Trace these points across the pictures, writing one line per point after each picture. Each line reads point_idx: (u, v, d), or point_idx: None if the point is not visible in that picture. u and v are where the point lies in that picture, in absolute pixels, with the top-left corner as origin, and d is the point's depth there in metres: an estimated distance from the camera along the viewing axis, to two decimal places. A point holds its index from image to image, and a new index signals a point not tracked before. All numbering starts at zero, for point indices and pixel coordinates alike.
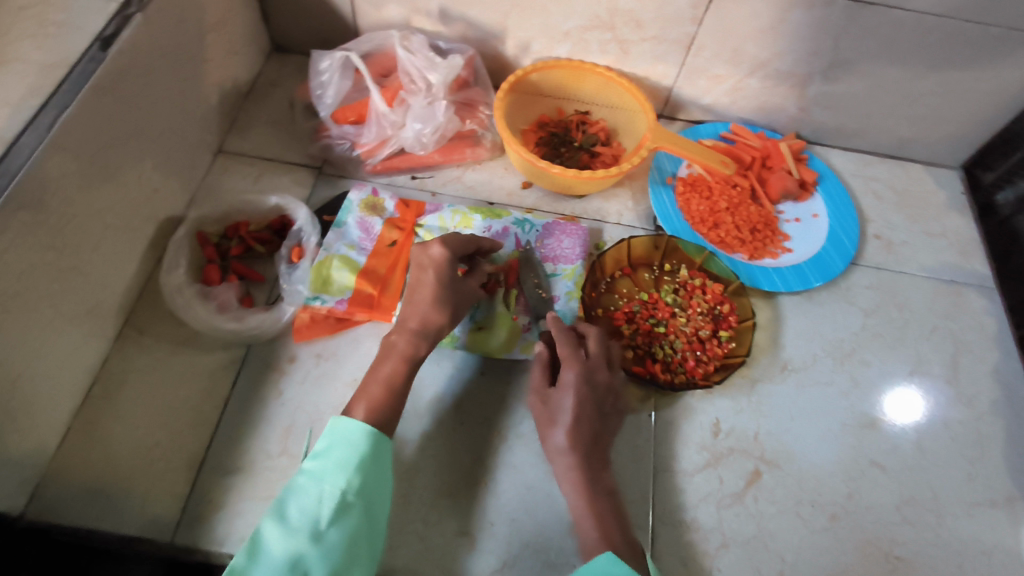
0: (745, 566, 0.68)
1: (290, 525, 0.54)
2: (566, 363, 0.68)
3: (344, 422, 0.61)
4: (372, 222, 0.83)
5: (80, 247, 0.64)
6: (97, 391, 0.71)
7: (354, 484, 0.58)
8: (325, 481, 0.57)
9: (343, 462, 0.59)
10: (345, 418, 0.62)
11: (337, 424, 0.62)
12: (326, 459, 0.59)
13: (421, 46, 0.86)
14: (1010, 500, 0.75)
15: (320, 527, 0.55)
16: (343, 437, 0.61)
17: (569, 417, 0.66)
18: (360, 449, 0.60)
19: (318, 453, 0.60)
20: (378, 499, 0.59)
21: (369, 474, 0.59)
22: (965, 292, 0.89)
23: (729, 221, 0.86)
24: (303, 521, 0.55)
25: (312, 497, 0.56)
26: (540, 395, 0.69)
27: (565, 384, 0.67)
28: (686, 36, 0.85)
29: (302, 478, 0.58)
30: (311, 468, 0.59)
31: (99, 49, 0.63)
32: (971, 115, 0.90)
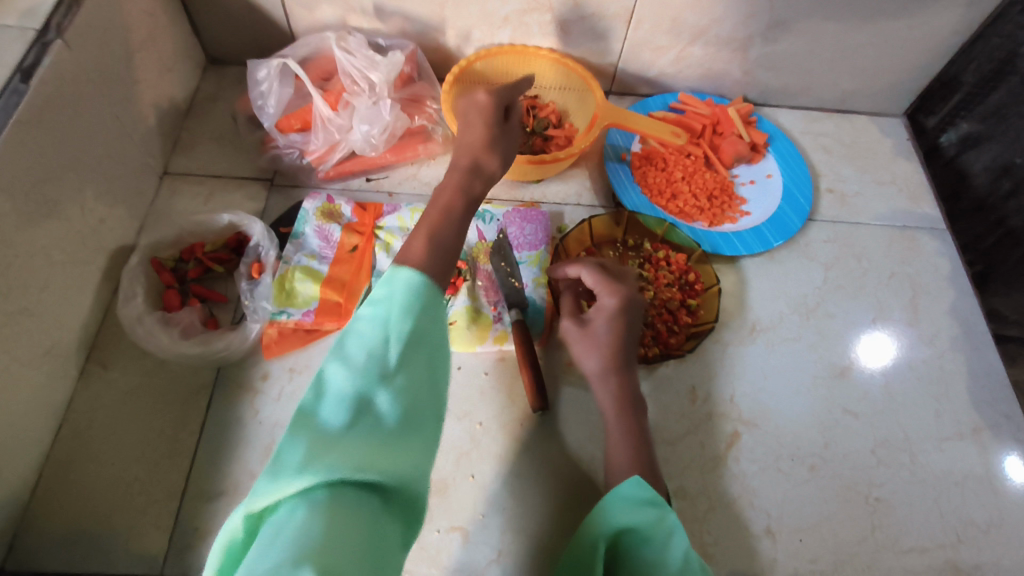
0: (733, 526, 0.70)
1: (357, 360, 0.47)
2: (604, 289, 0.69)
3: None
4: (330, 230, 0.81)
5: (27, 287, 0.62)
6: (67, 432, 0.70)
7: (405, 322, 0.49)
8: (391, 323, 0.49)
9: (406, 307, 0.50)
10: (405, 267, 0.53)
11: (396, 272, 0.52)
12: (386, 304, 0.50)
13: (359, 45, 0.85)
14: (976, 431, 0.78)
15: (391, 366, 0.47)
16: (403, 287, 0.51)
17: (613, 338, 0.67)
18: (420, 299, 0.51)
19: (377, 299, 0.50)
20: (437, 335, 0.52)
21: (427, 318, 0.51)
22: (918, 235, 0.91)
23: (685, 190, 0.87)
24: (372, 360, 0.47)
25: (370, 327, 0.48)
26: (575, 322, 0.69)
27: (607, 308, 0.67)
28: (625, 10, 0.84)
29: (358, 321, 0.49)
30: (367, 311, 0.50)
31: (20, 81, 0.60)
32: (907, 62, 0.92)
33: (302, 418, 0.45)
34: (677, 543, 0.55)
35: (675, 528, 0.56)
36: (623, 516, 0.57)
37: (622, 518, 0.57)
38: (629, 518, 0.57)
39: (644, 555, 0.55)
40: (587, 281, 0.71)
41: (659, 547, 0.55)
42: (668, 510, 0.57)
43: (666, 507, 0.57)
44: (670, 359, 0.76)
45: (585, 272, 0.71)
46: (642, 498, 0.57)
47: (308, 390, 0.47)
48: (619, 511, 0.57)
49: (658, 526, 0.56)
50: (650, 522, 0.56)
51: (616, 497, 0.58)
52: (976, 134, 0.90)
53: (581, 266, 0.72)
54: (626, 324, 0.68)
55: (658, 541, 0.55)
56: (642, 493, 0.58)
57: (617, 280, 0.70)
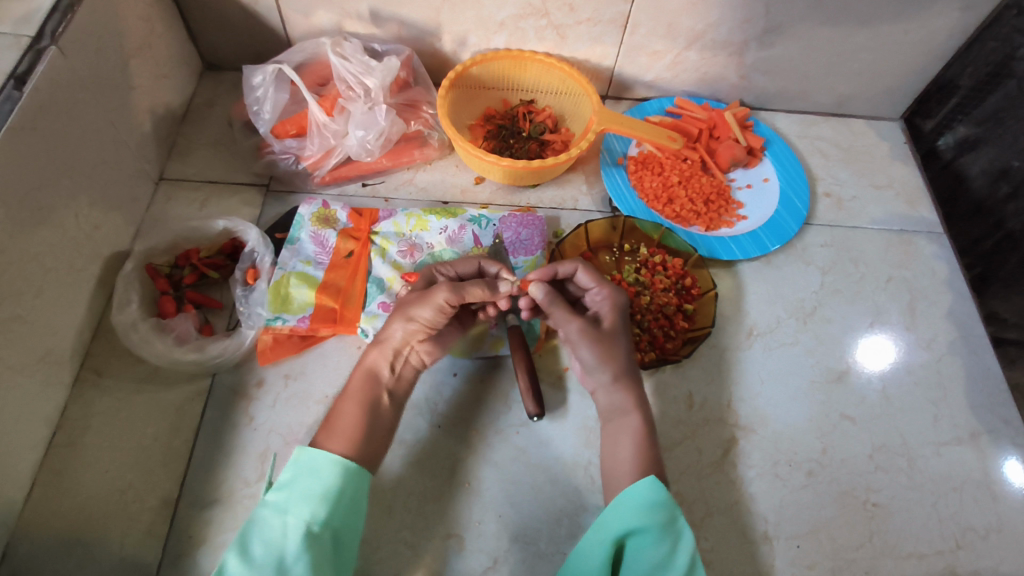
0: (731, 532, 0.70)
1: (259, 547, 0.54)
2: (604, 288, 0.69)
3: (309, 453, 0.59)
4: (326, 235, 0.81)
5: (21, 294, 0.62)
6: (60, 440, 0.69)
7: (310, 509, 0.56)
8: (290, 512, 0.56)
9: (309, 493, 0.57)
10: (308, 448, 0.60)
11: (300, 452, 0.59)
12: (289, 490, 0.57)
13: (355, 51, 0.85)
14: (974, 436, 0.77)
15: (290, 555, 0.53)
16: (309, 466, 0.58)
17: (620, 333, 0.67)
18: (326, 479, 0.58)
19: (282, 484, 0.58)
20: (344, 520, 0.57)
21: (332, 504, 0.57)
22: (916, 239, 0.91)
23: (682, 195, 0.87)
24: (269, 554, 0.53)
25: (273, 523, 0.55)
26: (584, 321, 0.67)
27: (606, 303, 0.69)
28: (620, 15, 0.84)
29: (265, 509, 0.56)
30: (275, 499, 0.57)
31: (14, 88, 0.60)
32: (904, 66, 0.92)
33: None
34: (684, 545, 0.56)
35: (683, 531, 0.57)
36: (634, 518, 0.57)
37: (632, 519, 0.57)
38: (641, 520, 0.57)
39: (653, 556, 0.55)
40: (584, 278, 0.70)
41: (668, 550, 0.56)
42: (680, 514, 0.58)
43: (676, 508, 0.58)
44: (667, 364, 0.76)
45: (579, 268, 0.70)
46: (656, 502, 0.58)
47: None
48: (630, 512, 0.58)
49: (668, 527, 0.57)
50: (661, 525, 0.57)
51: (629, 497, 0.59)
52: (973, 137, 0.90)
53: (575, 262, 0.70)
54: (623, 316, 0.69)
55: (667, 542, 0.56)
56: (653, 494, 0.58)
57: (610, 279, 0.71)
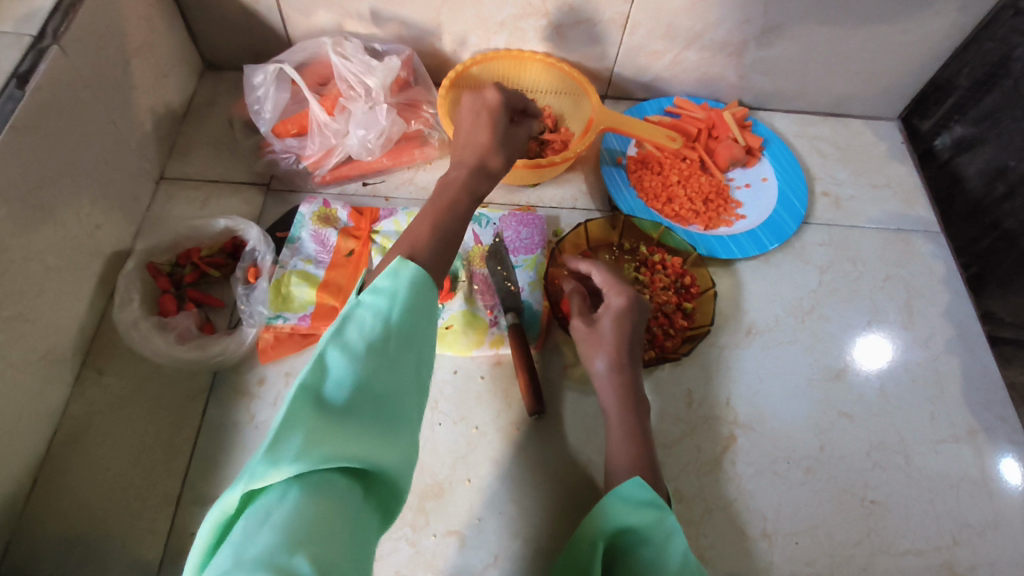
0: (729, 530, 0.70)
1: (357, 348, 0.47)
2: (613, 289, 0.70)
3: (408, 271, 0.52)
4: (327, 234, 0.82)
5: (23, 292, 0.62)
6: (62, 437, 0.69)
7: (404, 313, 0.50)
8: (392, 317, 0.49)
9: (405, 301, 0.51)
10: (411, 263, 0.53)
11: (401, 265, 0.52)
12: (390, 294, 0.50)
13: (355, 50, 0.85)
14: (972, 433, 0.78)
15: (388, 353, 0.48)
16: (408, 281, 0.52)
17: (617, 337, 0.67)
18: (421, 295, 0.52)
19: (382, 288, 0.51)
20: (424, 334, 0.52)
21: (421, 318, 0.51)
22: (913, 238, 0.92)
23: (681, 194, 0.88)
24: (370, 349, 0.47)
25: (371, 317, 0.49)
26: (584, 320, 0.69)
27: (614, 306, 0.68)
28: (620, 16, 0.85)
29: (363, 305, 0.49)
30: (375, 298, 0.50)
31: (16, 87, 0.60)
32: (901, 67, 0.93)
33: (299, 398, 0.44)
34: (676, 545, 0.55)
35: (675, 530, 0.55)
36: (622, 517, 0.57)
37: (621, 518, 0.57)
38: (630, 519, 0.56)
39: (645, 556, 0.55)
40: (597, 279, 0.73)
41: (659, 548, 0.55)
42: (669, 512, 0.56)
43: (666, 508, 0.57)
44: (666, 362, 0.76)
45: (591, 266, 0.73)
46: (644, 500, 0.57)
47: (305, 367, 0.46)
48: (619, 511, 0.57)
49: (657, 527, 0.55)
50: (650, 523, 0.56)
51: (616, 497, 0.58)
52: (970, 138, 0.90)
53: (592, 263, 0.74)
54: (632, 324, 0.68)
55: (656, 541, 0.55)
56: (641, 493, 0.57)
57: (624, 282, 0.72)
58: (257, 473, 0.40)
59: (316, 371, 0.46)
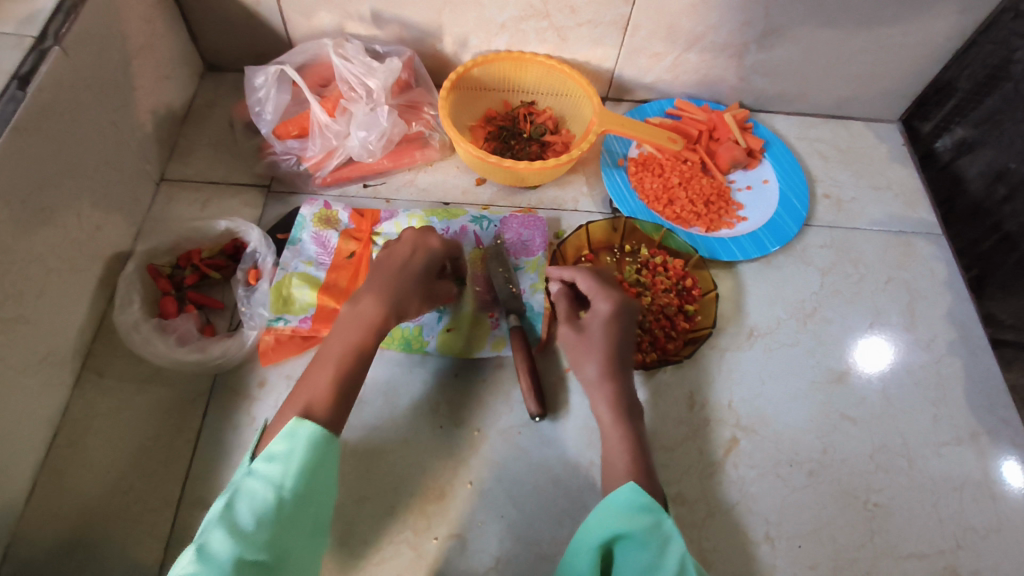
0: (732, 533, 0.70)
1: (238, 531, 0.51)
2: (599, 295, 0.70)
3: (306, 429, 0.57)
4: (327, 236, 0.81)
5: (23, 294, 0.62)
6: (61, 440, 0.69)
7: (299, 485, 0.55)
8: (287, 485, 0.54)
9: (303, 467, 0.55)
10: (307, 422, 0.57)
11: (298, 425, 0.57)
12: (283, 464, 0.55)
13: (357, 52, 0.85)
14: (974, 436, 0.78)
15: (277, 528, 0.52)
16: (304, 441, 0.56)
17: (608, 343, 0.68)
18: (319, 455, 0.56)
19: (277, 455, 0.55)
20: (324, 485, 0.57)
21: (320, 478, 0.56)
22: (915, 240, 0.92)
23: (683, 196, 0.88)
24: (256, 530, 0.51)
25: (262, 489, 0.53)
26: (572, 327, 0.70)
27: (601, 312, 0.69)
28: (621, 17, 0.85)
29: (254, 479, 0.54)
30: (269, 467, 0.55)
31: (17, 88, 0.60)
32: (902, 69, 0.93)
33: None
34: (673, 549, 0.55)
35: (672, 534, 0.56)
36: (618, 522, 0.57)
37: (616, 523, 0.57)
38: (625, 524, 0.56)
39: (639, 562, 0.55)
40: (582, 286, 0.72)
41: (656, 552, 0.55)
42: (665, 516, 0.57)
43: (662, 512, 0.57)
44: (668, 364, 0.76)
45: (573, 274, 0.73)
46: (639, 505, 0.57)
47: (185, 552, 0.50)
48: (614, 517, 0.57)
49: (653, 531, 0.56)
50: (647, 528, 0.56)
51: (611, 503, 0.58)
52: (971, 140, 0.91)
53: (575, 270, 0.73)
54: (619, 329, 0.69)
55: (653, 546, 0.55)
56: (637, 498, 0.58)
57: (611, 286, 0.72)
58: None
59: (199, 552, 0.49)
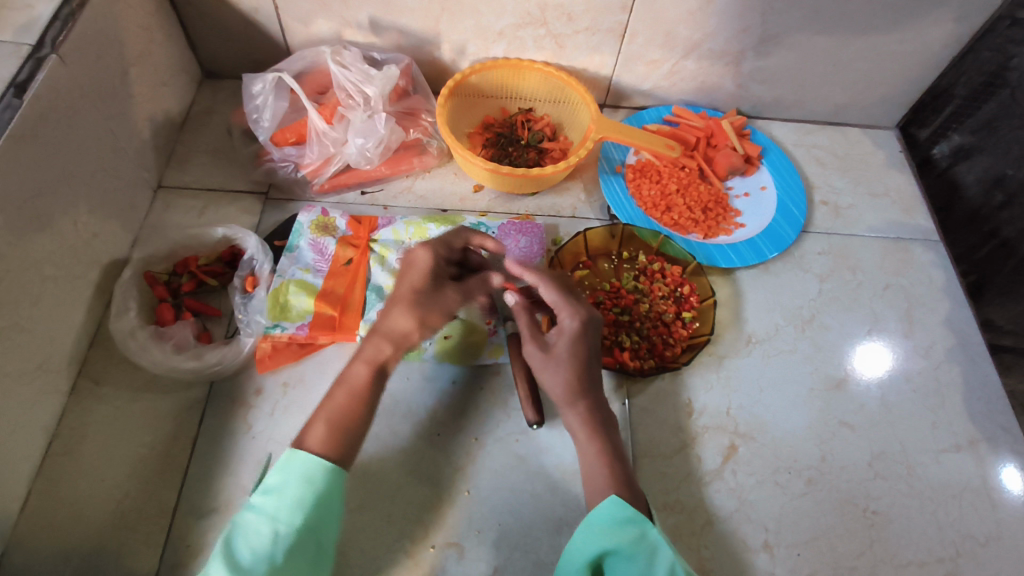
0: (731, 541, 0.69)
1: (237, 566, 0.52)
2: (565, 309, 0.67)
3: (300, 457, 0.57)
4: (325, 243, 0.81)
5: (19, 302, 0.62)
6: (57, 449, 0.69)
7: (293, 517, 0.55)
8: (280, 518, 0.55)
9: (299, 499, 0.55)
10: (300, 453, 0.58)
11: (291, 457, 0.58)
12: (278, 496, 0.56)
13: (355, 59, 0.85)
14: (973, 443, 0.78)
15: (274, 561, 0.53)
16: (299, 472, 0.57)
17: (575, 363, 0.64)
18: (315, 485, 0.57)
19: (271, 488, 0.56)
20: (326, 517, 0.57)
21: (318, 508, 0.56)
22: (913, 247, 0.92)
23: (680, 203, 0.88)
24: (255, 564, 0.52)
25: (259, 523, 0.54)
26: (539, 345, 0.66)
27: (569, 329, 0.66)
28: (618, 25, 0.85)
29: (251, 514, 0.55)
30: (264, 502, 0.56)
31: (14, 95, 0.60)
32: (898, 76, 0.93)
33: None
34: (661, 559, 0.56)
35: (658, 543, 0.57)
36: (605, 538, 0.57)
37: (603, 539, 0.57)
38: (613, 540, 0.57)
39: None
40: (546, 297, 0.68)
41: (645, 563, 0.56)
42: (650, 525, 0.57)
43: (647, 522, 0.58)
44: (666, 372, 0.76)
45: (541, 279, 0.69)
46: (624, 518, 0.57)
47: None
48: (599, 534, 0.57)
49: (640, 544, 0.56)
50: (633, 540, 0.56)
51: (594, 519, 0.58)
52: (968, 146, 0.91)
53: (540, 279, 0.69)
54: (587, 345, 0.66)
55: (642, 558, 0.56)
56: (620, 511, 0.58)
57: (578, 300, 0.68)
58: None
59: None
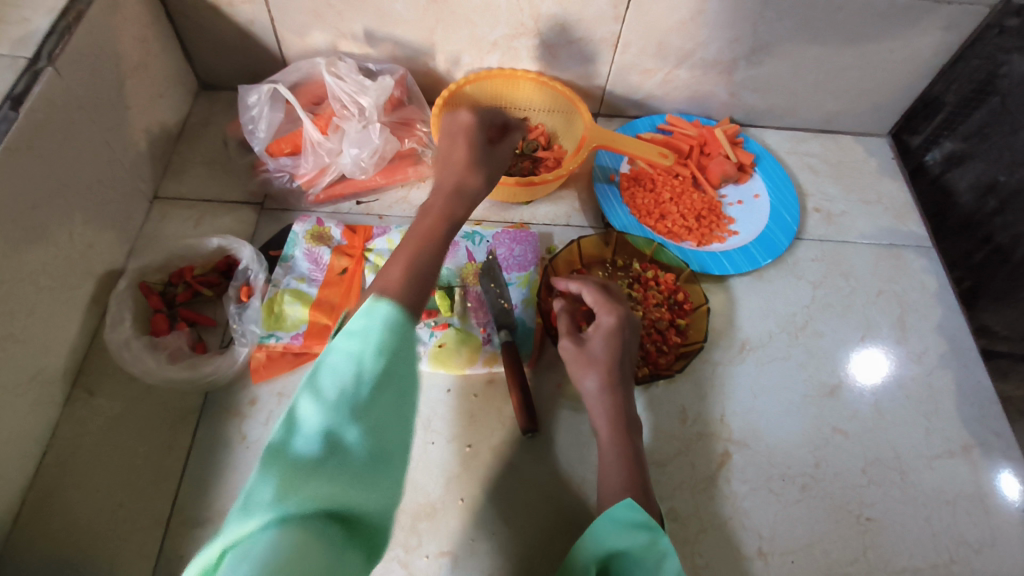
0: (725, 549, 0.69)
1: (326, 396, 0.44)
2: (604, 307, 0.69)
3: (378, 311, 0.48)
4: (320, 253, 0.82)
5: (14, 313, 0.62)
6: (51, 459, 0.69)
7: (380, 361, 0.46)
8: (370, 360, 0.46)
9: (380, 344, 0.47)
10: (384, 300, 0.49)
11: (374, 304, 0.49)
12: (363, 337, 0.47)
13: (349, 70, 0.86)
14: (967, 449, 0.78)
15: (361, 402, 0.44)
16: (383, 318, 0.48)
17: (609, 357, 0.67)
18: (400, 335, 0.48)
19: (356, 332, 0.47)
20: (408, 373, 0.48)
21: (403, 354, 0.48)
22: (905, 253, 0.92)
23: (673, 211, 0.88)
24: (340, 382, 0.44)
25: (347, 363, 0.46)
26: (573, 339, 0.69)
27: (605, 326, 0.68)
28: (611, 35, 0.86)
29: (328, 364, 0.46)
30: (343, 342, 0.47)
31: (10, 108, 0.60)
32: (889, 85, 0.94)
33: (266, 458, 0.42)
34: (668, 567, 0.55)
35: (667, 552, 0.56)
36: (616, 539, 0.57)
37: (613, 540, 0.57)
38: (623, 542, 0.56)
39: None
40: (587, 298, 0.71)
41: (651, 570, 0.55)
42: (661, 533, 0.57)
43: (658, 529, 0.57)
44: (660, 379, 0.75)
45: (586, 284, 0.72)
46: (636, 522, 0.57)
47: (278, 425, 0.44)
48: (610, 534, 0.57)
49: (649, 549, 0.56)
50: (643, 545, 0.56)
51: (607, 520, 0.58)
52: (960, 153, 0.91)
53: (582, 282, 0.72)
54: (623, 341, 0.68)
55: (650, 564, 0.55)
56: (633, 515, 0.57)
57: (616, 300, 0.71)
58: (233, 522, 0.40)
59: (290, 427, 0.44)
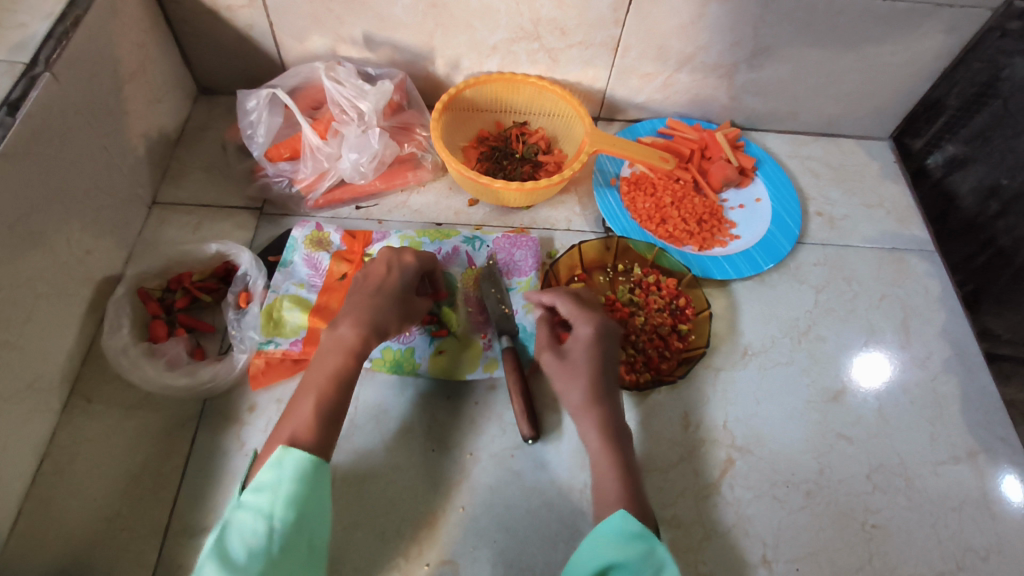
0: (729, 557, 0.69)
1: (231, 560, 0.50)
2: (580, 318, 0.69)
3: (290, 461, 0.56)
4: (319, 258, 0.81)
5: (10, 321, 0.61)
6: (47, 468, 0.68)
7: (289, 513, 0.54)
8: (276, 516, 0.53)
9: (290, 497, 0.54)
10: (294, 450, 0.56)
11: (284, 454, 0.56)
12: (271, 492, 0.54)
13: (349, 75, 0.86)
14: (973, 455, 0.77)
15: (272, 555, 0.52)
16: (292, 472, 0.55)
17: (592, 368, 0.66)
18: (308, 482, 0.56)
19: (266, 485, 0.54)
20: (315, 522, 0.56)
21: (311, 505, 0.55)
22: (908, 257, 0.92)
23: (674, 215, 0.88)
24: (248, 552, 0.51)
25: (252, 520, 0.53)
26: (555, 353, 0.69)
27: (583, 337, 0.68)
28: (611, 39, 0.86)
29: (243, 512, 0.54)
30: (252, 500, 0.54)
31: (6, 114, 0.60)
32: (890, 88, 0.94)
33: None
34: None
35: (665, 562, 0.55)
36: (613, 551, 0.56)
37: (611, 552, 0.56)
38: (620, 553, 0.55)
39: None
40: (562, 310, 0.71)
41: None
42: (658, 543, 0.56)
43: (655, 540, 0.57)
44: (661, 385, 0.75)
45: (559, 295, 0.72)
46: (633, 532, 0.56)
47: None
48: (607, 546, 0.56)
49: (647, 560, 0.55)
50: (641, 556, 0.55)
51: (603, 531, 0.57)
52: (962, 156, 0.91)
53: (555, 294, 0.72)
54: (605, 350, 0.68)
55: None
56: (629, 525, 0.57)
57: (592, 309, 0.71)
58: None
59: None
